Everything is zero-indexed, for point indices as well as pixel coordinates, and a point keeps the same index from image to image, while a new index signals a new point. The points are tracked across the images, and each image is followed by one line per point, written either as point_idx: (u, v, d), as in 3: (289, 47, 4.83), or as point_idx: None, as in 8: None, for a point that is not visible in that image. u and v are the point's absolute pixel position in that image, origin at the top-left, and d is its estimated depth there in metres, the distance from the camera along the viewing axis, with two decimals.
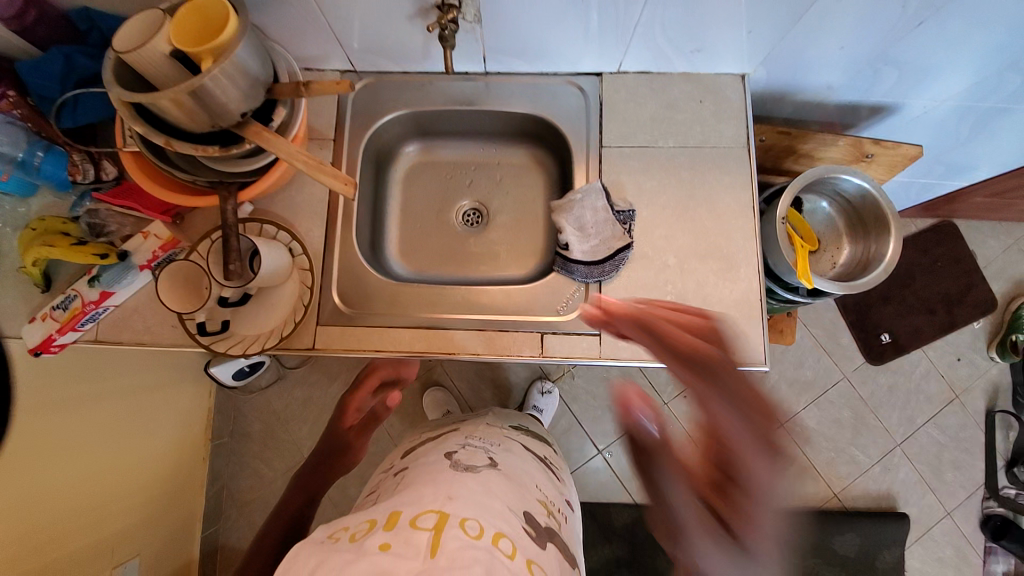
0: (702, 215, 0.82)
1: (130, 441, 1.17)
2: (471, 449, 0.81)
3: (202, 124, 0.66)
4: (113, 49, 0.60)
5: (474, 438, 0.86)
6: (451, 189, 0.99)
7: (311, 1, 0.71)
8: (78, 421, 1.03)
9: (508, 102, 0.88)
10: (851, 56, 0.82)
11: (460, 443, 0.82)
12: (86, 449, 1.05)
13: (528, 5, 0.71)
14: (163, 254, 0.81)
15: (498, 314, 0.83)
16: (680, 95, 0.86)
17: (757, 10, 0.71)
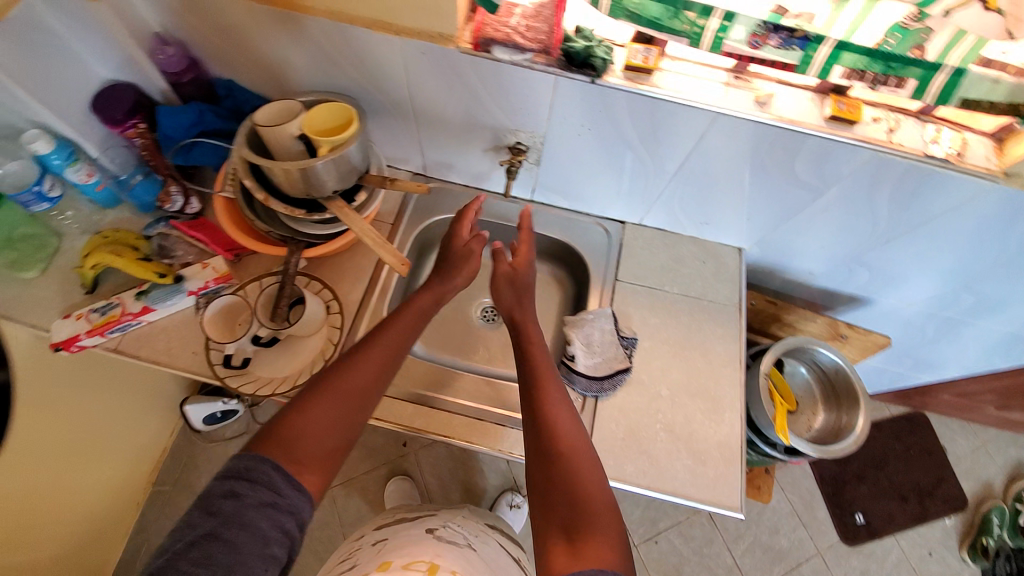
0: (696, 357, 0.92)
1: (86, 463, 1.24)
2: (451, 530, 0.88)
3: (297, 191, 0.78)
4: (253, 122, 0.75)
5: (453, 523, 0.92)
6: (476, 287, 1.10)
7: (413, 120, 0.89)
8: (47, 435, 1.12)
9: (544, 227, 1.04)
10: (830, 252, 0.99)
11: (441, 522, 0.90)
12: (50, 460, 1.13)
13: (581, 162, 0.89)
14: (212, 285, 0.87)
15: (500, 409, 0.89)
16: (687, 253, 1.01)
17: (756, 203, 0.90)
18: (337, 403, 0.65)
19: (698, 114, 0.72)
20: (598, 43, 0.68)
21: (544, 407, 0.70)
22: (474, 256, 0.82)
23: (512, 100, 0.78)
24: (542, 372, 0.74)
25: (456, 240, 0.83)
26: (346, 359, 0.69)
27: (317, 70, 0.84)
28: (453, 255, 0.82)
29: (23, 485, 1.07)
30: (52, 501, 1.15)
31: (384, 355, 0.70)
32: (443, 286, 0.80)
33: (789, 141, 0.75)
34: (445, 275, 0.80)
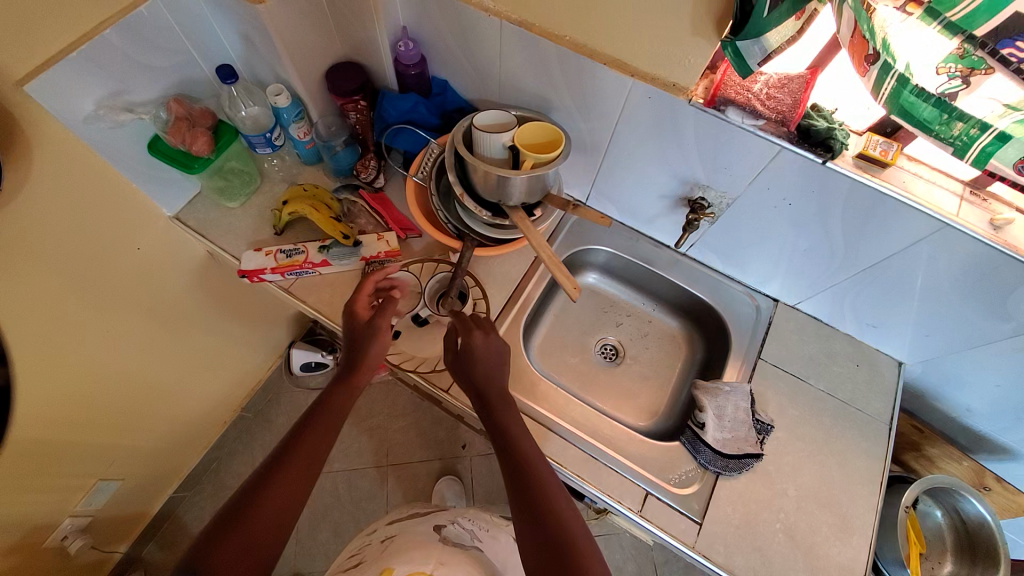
0: (831, 464, 0.85)
1: (189, 382, 1.34)
2: (459, 528, 0.94)
3: (490, 194, 0.84)
4: (474, 124, 0.82)
5: (462, 520, 0.98)
6: (602, 321, 1.10)
7: (603, 153, 0.93)
8: (159, 357, 1.19)
9: (689, 283, 1.03)
10: (1007, 398, 0.89)
11: (449, 519, 0.96)
12: (145, 386, 1.19)
13: (760, 233, 0.87)
14: (382, 257, 0.95)
15: (614, 450, 0.85)
16: (840, 351, 0.96)
17: (940, 322, 0.83)
18: (249, 538, 0.58)
19: (922, 221, 0.69)
20: (840, 125, 0.67)
21: (548, 509, 0.65)
22: (380, 332, 0.80)
23: (718, 157, 0.78)
24: (523, 460, 0.71)
25: (356, 320, 0.82)
26: (255, 492, 0.63)
27: (533, 89, 0.89)
28: (360, 339, 0.80)
29: (153, 379, 1.21)
30: (166, 399, 1.29)
31: (324, 433, 0.71)
32: (358, 374, 0.78)
33: (1009, 276, 0.69)
34: (353, 364, 0.78)
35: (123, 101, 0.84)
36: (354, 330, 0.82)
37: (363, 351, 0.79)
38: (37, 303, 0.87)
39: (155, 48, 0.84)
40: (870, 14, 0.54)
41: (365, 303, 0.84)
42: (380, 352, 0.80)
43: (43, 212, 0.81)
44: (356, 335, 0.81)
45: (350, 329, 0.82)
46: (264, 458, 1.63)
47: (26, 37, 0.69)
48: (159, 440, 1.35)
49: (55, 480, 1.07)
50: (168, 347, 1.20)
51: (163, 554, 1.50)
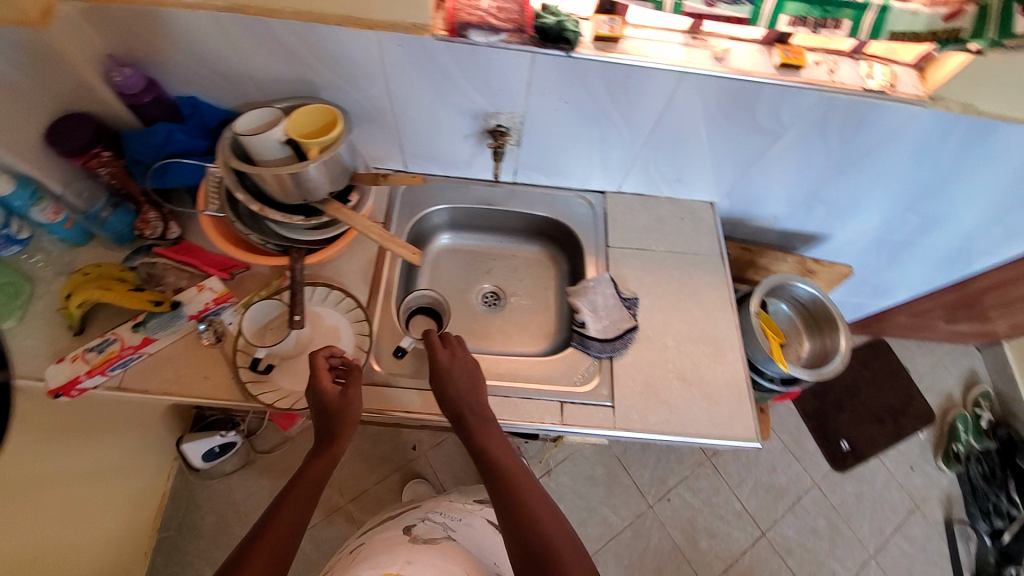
0: (693, 306, 0.98)
1: (83, 524, 1.16)
2: (429, 524, 0.93)
3: (291, 198, 0.78)
4: (235, 132, 0.74)
5: (433, 514, 0.96)
6: (473, 274, 1.12)
7: (390, 116, 0.91)
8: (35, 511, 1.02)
9: (529, 207, 1.07)
10: (791, 195, 1.08)
11: (421, 516, 0.94)
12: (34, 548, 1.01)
13: (563, 138, 0.93)
14: (214, 306, 0.85)
15: (520, 382, 0.89)
16: (666, 213, 1.08)
17: (724, 157, 0.97)
18: None
19: (666, 77, 0.78)
20: (567, 17, 0.72)
21: (555, 563, 0.62)
22: (353, 402, 0.75)
23: (489, 82, 0.80)
24: (524, 513, 0.68)
25: (325, 395, 0.75)
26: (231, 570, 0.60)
27: (287, 75, 0.83)
28: (329, 411, 0.74)
29: (42, 535, 1.04)
30: (58, 562, 1.08)
31: (305, 495, 0.68)
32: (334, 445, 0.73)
33: (747, 96, 0.82)
34: (331, 435, 0.73)
35: None
36: (324, 405, 0.74)
37: (336, 426, 0.73)
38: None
39: None
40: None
41: (329, 378, 0.76)
42: (352, 425, 0.74)
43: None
44: (325, 408, 0.74)
45: (318, 403, 0.74)
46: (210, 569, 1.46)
47: None
48: None
49: None
50: (39, 495, 1.03)
51: None
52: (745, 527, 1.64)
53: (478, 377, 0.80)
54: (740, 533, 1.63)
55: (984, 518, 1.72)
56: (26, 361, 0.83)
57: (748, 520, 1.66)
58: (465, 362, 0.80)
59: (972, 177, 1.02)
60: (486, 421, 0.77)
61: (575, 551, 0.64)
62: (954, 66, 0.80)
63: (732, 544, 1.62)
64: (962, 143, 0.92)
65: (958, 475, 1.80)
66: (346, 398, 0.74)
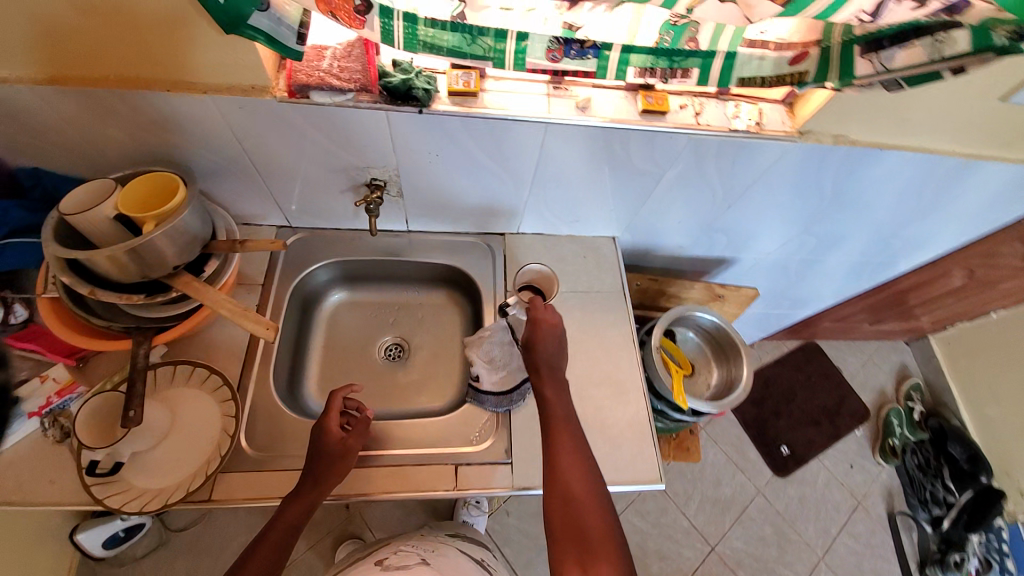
0: (595, 347, 0.96)
1: None
2: (402, 553, 0.88)
3: (130, 275, 0.71)
4: (58, 212, 0.67)
5: (404, 546, 0.91)
6: (375, 327, 1.07)
7: (257, 176, 0.85)
8: None
9: (426, 255, 1.03)
10: (688, 226, 1.09)
11: (392, 549, 0.90)
12: None
13: (447, 188, 0.90)
14: (58, 399, 0.78)
15: (412, 449, 0.83)
16: (568, 252, 1.06)
17: (614, 198, 0.97)
18: None
19: (531, 127, 0.76)
20: (416, 74, 0.70)
21: (587, 546, 0.65)
22: (351, 453, 0.74)
23: (351, 140, 0.77)
24: (564, 491, 0.69)
25: (325, 438, 0.74)
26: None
27: (130, 141, 0.77)
28: (324, 456, 0.73)
29: None
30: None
31: (278, 538, 0.69)
32: (319, 490, 0.72)
33: (616, 141, 0.81)
34: (318, 481, 0.72)
35: None
36: (316, 447, 0.73)
37: (325, 471, 0.72)
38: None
39: None
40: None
41: (335, 420, 0.76)
42: (345, 471, 0.74)
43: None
44: (319, 452, 0.73)
45: (314, 445, 0.73)
46: None
47: None
48: None
49: None
50: None
51: None
52: (695, 546, 1.63)
53: (563, 349, 0.80)
54: (691, 552, 1.62)
55: (922, 507, 1.77)
56: None
57: (698, 538, 1.64)
58: (550, 332, 0.80)
59: (859, 200, 1.05)
60: (562, 389, 0.78)
61: (607, 531, 0.67)
62: (818, 101, 0.81)
63: (683, 565, 1.59)
64: (838, 170, 0.94)
65: (896, 467, 1.86)
66: (346, 446, 0.74)
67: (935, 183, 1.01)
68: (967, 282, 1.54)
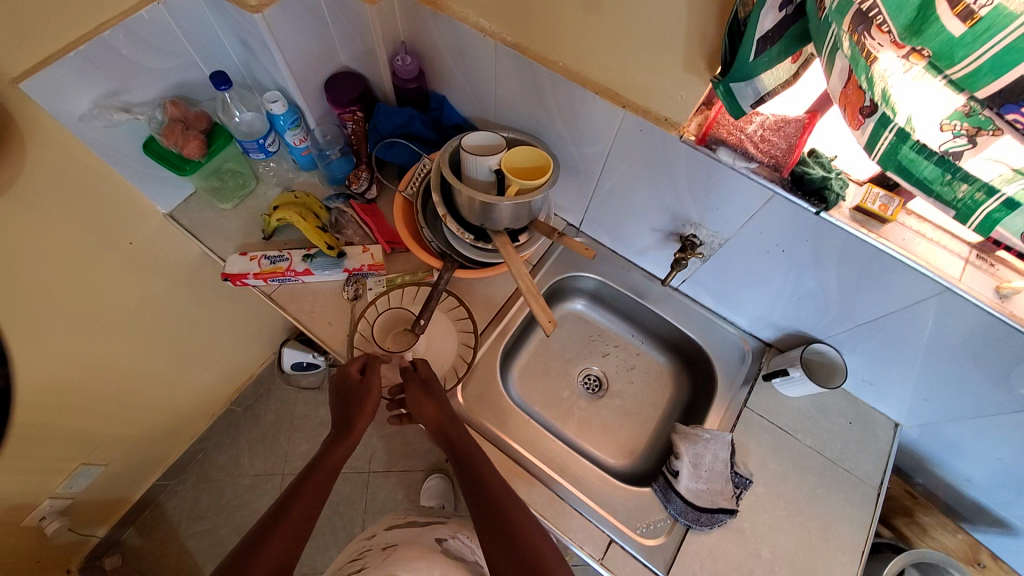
0: (812, 528, 0.80)
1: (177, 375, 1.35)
2: (459, 543, 0.95)
3: (473, 217, 0.82)
4: (461, 145, 0.80)
5: (460, 534, 0.99)
6: (589, 350, 1.07)
7: (594, 180, 0.90)
8: (153, 344, 1.21)
9: (679, 319, 0.99)
10: (1009, 472, 0.83)
11: (450, 532, 0.97)
12: (136, 369, 1.20)
13: (756, 278, 0.83)
14: (366, 270, 0.94)
15: (581, 492, 0.82)
16: (833, 407, 0.90)
17: (940, 391, 0.78)
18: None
19: (920, 282, 0.65)
20: (836, 175, 0.63)
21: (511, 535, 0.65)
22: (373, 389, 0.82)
23: (710, 198, 0.75)
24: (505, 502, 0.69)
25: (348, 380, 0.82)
26: (251, 549, 0.61)
27: (526, 111, 0.87)
28: (353, 396, 0.81)
29: (152, 363, 1.24)
30: (158, 385, 1.30)
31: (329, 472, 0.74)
32: (351, 433, 0.78)
33: (1013, 351, 0.65)
34: (348, 423, 0.79)
35: (119, 102, 0.84)
36: (344, 393, 0.82)
37: (351, 416, 0.80)
38: (12, 292, 0.85)
39: (154, 50, 0.83)
40: (870, 64, 0.45)
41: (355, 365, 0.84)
42: (374, 403, 0.81)
43: (10, 204, 0.78)
44: (346, 395, 0.81)
45: (338, 391, 0.82)
46: (250, 453, 1.65)
47: (20, 38, 0.69)
48: (146, 429, 1.36)
49: (35, 461, 1.08)
50: (158, 336, 1.21)
51: (143, 538, 1.52)
52: None
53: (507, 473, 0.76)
54: None
55: None
56: (228, 243, 1.02)
57: None
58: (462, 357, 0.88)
59: None
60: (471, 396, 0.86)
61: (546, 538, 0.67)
62: None
63: None
64: None
65: None
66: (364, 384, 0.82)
67: None
68: None
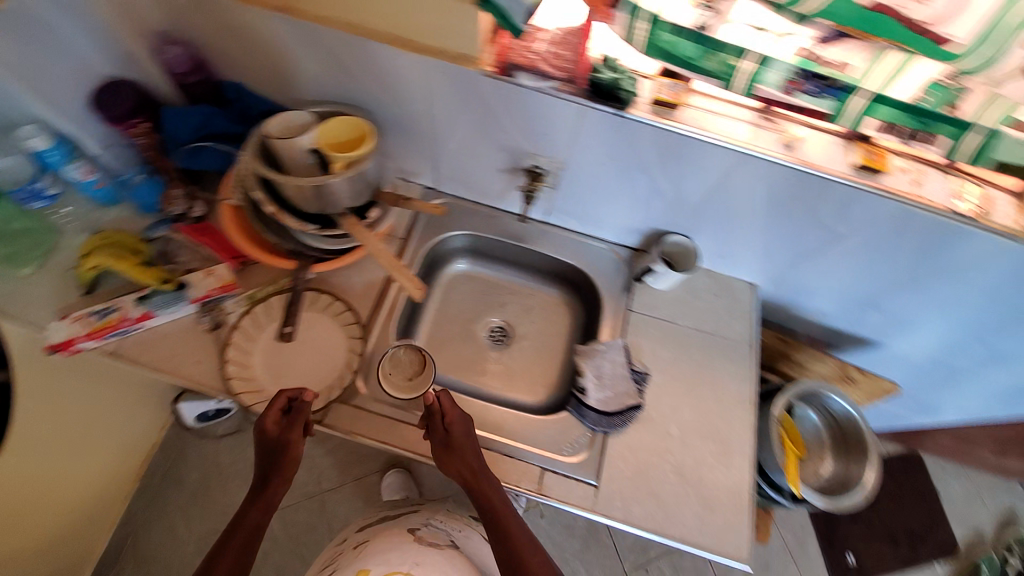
0: (706, 394, 0.90)
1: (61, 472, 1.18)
2: (433, 529, 0.94)
3: (310, 205, 0.76)
4: (268, 134, 0.74)
5: (434, 521, 0.97)
6: (485, 304, 1.07)
7: (429, 135, 0.88)
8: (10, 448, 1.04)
9: (555, 249, 1.02)
10: (845, 293, 0.96)
11: (423, 520, 0.96)
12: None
13: (603, 191, 0.87)
14: (217, 293, 0.85)
15: (503, 436, 0.85)
16: (702, 286, 0.99)
17: (775, 245, 0.88)
18: None
19: (723, 154, 0.71)
20: (625, 75, 0.67)
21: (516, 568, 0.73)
22: (298, 442, 0.76)
23: (531, 124, 0.77)
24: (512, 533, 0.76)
25: (270, 435, 0.75)
26: None
27: (334, 80, 0.82)
28: (274, 450, 0.76)
29: (17, 470, 1.07)
30: (37, 490, 1.13)
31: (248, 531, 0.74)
32: (264, 491, 0.77)
33: (808, 192, 0.74)
34: (264, 478, 0.78)
35: None
36: (267, 444, 0.76)
37: (287, 461, 0.76)
38: None
39: None
40: None
41: (273, 417, 0.75)
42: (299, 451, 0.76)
43: None
44: (271, 448, 0.76)
45: (261, 444, 0.75)
46: (183, 519, 1.49)
47: None
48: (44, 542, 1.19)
49: None
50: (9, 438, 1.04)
51: None
52: None
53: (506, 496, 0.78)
54: None
55: None
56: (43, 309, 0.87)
57: None
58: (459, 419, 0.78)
59: None
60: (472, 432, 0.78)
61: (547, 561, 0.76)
62: None
63: None
64: None
65: None
66: (291, 436, 0.75)
67: None
68: None
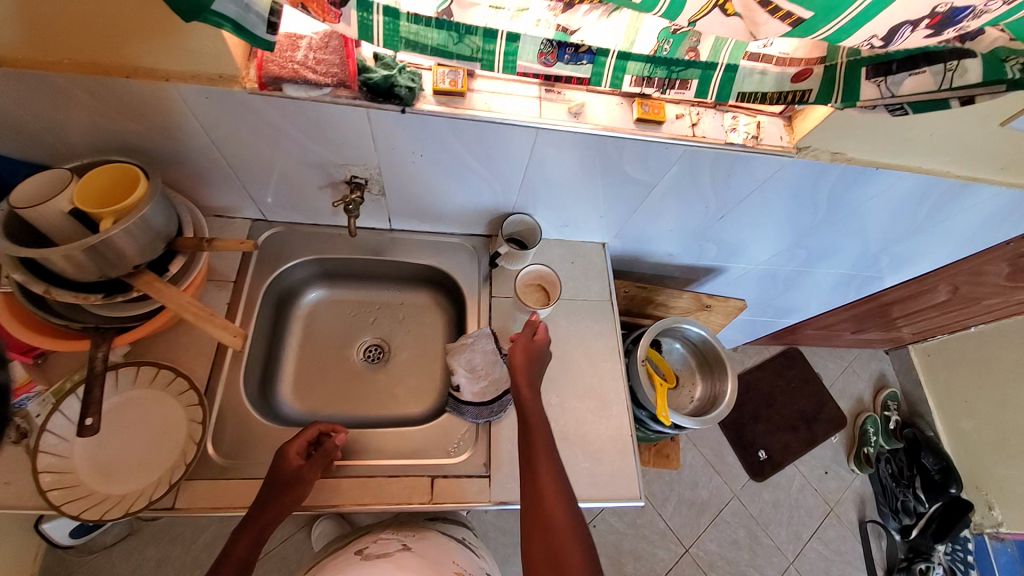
0: (577, 356, 0.94)
1: None
2: (382, 541, 0.86)
3: (90, 275, 0.66)
4: (9, 203, 0.63)
5: (383, 535, 0.89)
6: (354, 327, 1.02)
7: (229, 168, 0.80)
8: None
9: (410, 255, 0.99)
10: (680, 234, 1.05)
11: (371, 537, 0.88)
12: None
13: (431, 188, 0.86)
14: (12, 399, 0.73)
15: (385, 459, 0.82)
16: (555, 257, 1.03)
17: (604, 205, 0.93)
18: None
19: (520, 132, 0.73)
20: (400, 70, 0.66)
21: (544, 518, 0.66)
22: (303, 484, 0.72)
23: (328, 135, 0.73)
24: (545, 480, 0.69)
25: (284, 465, 0.72)
26: None
27: (92, 129, 0.72)
28: (282, 484, 0.71)
29: None
30: None
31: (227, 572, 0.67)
32: (256, 522, 0.69)
33: (608, 152, 0.79)
34: (258, 509, 0.70)
35: None
36: (276, 476, 0.72)
37: (289, 500, 0.71)
38: None
39: None
40: None
41: (297, 447, 0.74)
42: (296, 501, 0.71)
43: None
44: (277, 481, 0.71)
45: (276, 474, 0.72)
46: None
47: None
48: None
49: None
50: None
51: None
52: (669, 547, 1.53)
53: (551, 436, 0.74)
54: (666, 553, 1.52)
55: (893, 516, 1.67)
56: None
57: (673, 539, 1.55)
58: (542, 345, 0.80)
59: (848, 219, 1.04)
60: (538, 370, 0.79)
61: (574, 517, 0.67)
62: (819, 116, 0.77)
63: (657, 565, 1.50)
64: (833, 188, 0.92)
65: (869, 475, 1.75)
66: (299, 473, 0.72)
67: (928, 205, 0.99)
68: (951, 296, 1.45)
